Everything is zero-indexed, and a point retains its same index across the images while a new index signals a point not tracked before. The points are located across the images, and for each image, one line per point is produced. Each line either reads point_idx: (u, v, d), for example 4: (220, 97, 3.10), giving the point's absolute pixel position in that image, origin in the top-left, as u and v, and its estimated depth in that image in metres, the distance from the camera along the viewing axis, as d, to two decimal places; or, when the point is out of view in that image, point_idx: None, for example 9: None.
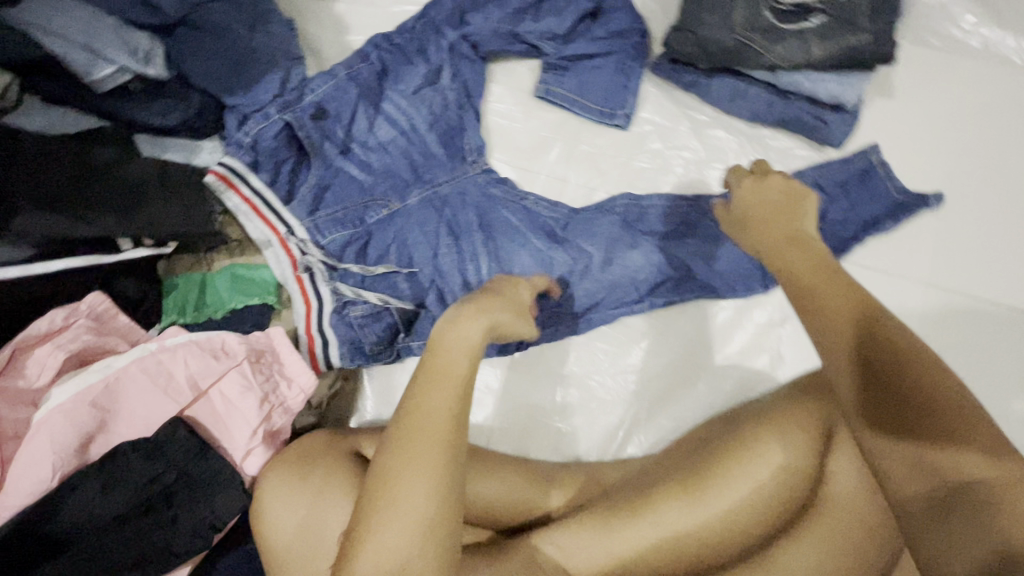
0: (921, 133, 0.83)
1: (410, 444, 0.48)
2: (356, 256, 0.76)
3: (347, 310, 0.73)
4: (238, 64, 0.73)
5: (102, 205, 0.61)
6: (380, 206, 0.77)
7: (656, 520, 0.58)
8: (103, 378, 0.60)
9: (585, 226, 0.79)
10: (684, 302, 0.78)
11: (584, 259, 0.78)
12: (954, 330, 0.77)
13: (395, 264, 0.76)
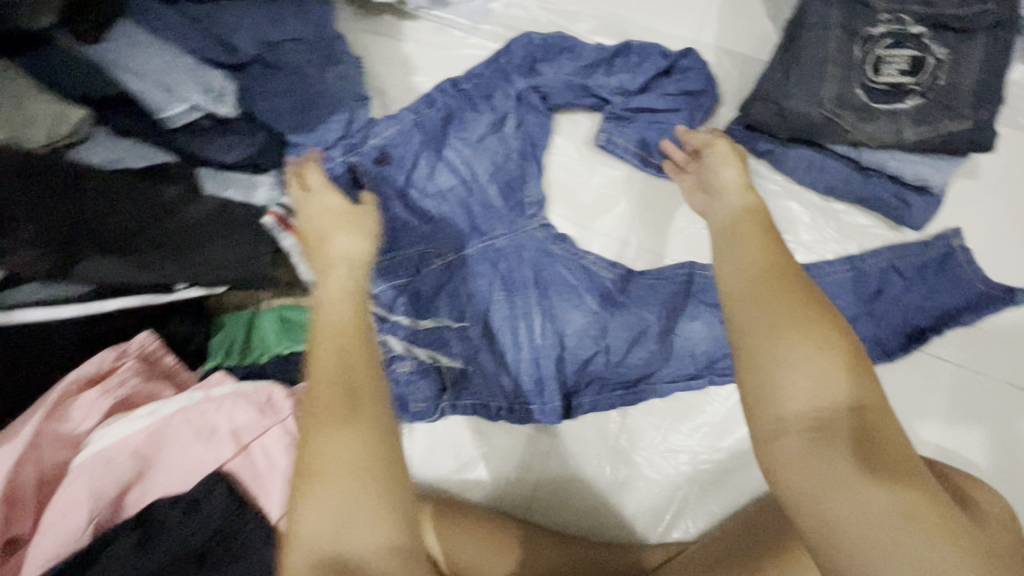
0: (1009, 221, 0.78)
1: (315, 438, 0.40)
2: (406, 307, 0.73)
3: (395, 365, 0.72)
4: (306, 103, 0.72)
5: (164, 249, 0.60)
6: (435, 256, 0.75)
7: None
8: (147, 426, 0.57)
9: (649, 292, 0.75)
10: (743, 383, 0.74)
11: (643, 330, 0.73)
12: None
13: (446, 317, 0.74)
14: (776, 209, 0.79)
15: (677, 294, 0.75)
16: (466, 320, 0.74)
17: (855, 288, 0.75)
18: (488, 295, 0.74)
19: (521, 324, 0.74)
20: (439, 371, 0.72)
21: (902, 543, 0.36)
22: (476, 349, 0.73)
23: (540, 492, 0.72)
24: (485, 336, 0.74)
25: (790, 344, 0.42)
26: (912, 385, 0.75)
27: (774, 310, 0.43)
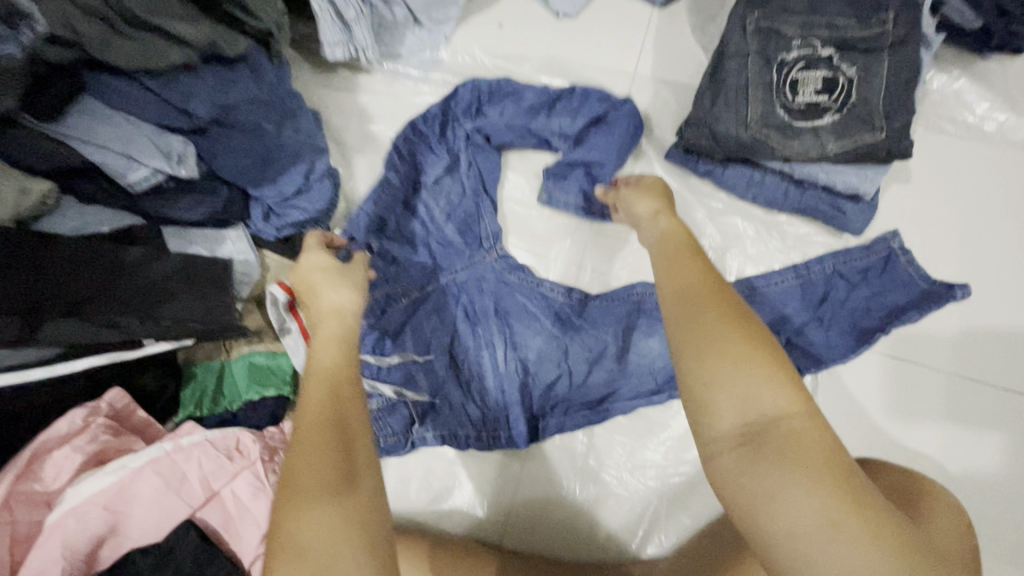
0: (939, 220, 0.83)
1: (298, 460, 0.42)
2: (373, 347, 0.76)
3: None
4: (265, 159, 0.75)
5: (130, 307, 0.63)
6: (401, 296, 0.78)
7: None
8: (117, 481, 0.59)
9: (600, 312, 0.78)
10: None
11: (599, 349, 0.76)
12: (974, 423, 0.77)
13: (412, 352, 0.76)
14: (722, 225, 0.82)
15: (628, 313, 0.77)
16: (431, 354, 0.76)
17: (800, 294, 0.78)
18: (450, 329, 0.77)
19: (485, 353, 0.76)
20: (407, 406, 0.75)
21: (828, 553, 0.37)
22: (442, 382, 0.76)
23: (514, 517, 0.73)
24: (450, 368, 0.76)
25: (722, 361, 0.43)
26: (862, 384, 0.78)
27: (706, 327, 0.45)
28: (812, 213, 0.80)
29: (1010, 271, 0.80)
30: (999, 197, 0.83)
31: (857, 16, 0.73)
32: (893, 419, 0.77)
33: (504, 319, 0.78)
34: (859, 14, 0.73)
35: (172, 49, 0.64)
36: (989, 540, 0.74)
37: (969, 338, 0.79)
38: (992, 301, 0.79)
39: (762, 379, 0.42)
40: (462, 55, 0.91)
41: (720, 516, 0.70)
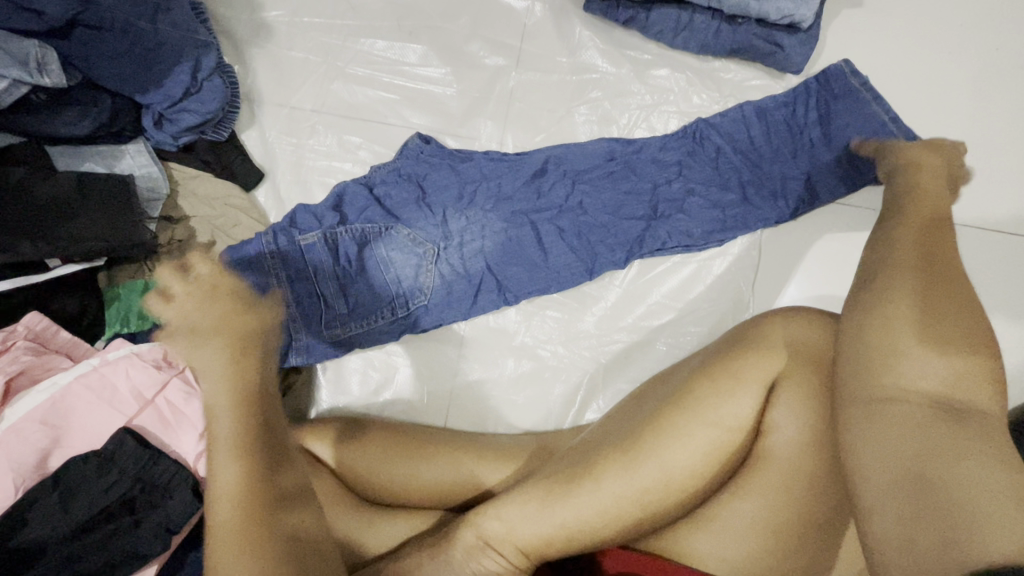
0: (886, 50, 0.76)
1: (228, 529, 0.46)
2: (304, 299, 0.69)
3: (321, 331, 0.70)
4: (145, 61, 0.70)
5: (21, 230, 0.61)
6: (323, 241, 0.70)
7: (597, 486, 0.57)
8: (50, 397, 0.61)
9: (607, 180, 0.73)
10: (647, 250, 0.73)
11: (576, 209, 0.73)
12: None
13: (350, 285, 0.70)
14: (650, 79, 0.75)
15: (609, 172, 0.73)
16: (375, 279, 0.71)
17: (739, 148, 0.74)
18: (410, 251, 0.72)
19: (435, 267, 0.72)
20: (369, 326, 0.71)
21: (963, 473, 0.37)
22: (396, 296, 0.71)
23: (457, 400, 0.75)
24: (418, 285, 0.72)
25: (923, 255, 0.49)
26: (814, 236, 0.74)
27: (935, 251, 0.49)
28: (748, 52, 0.72)
29: (968, 91, 0.74)
30: (951, 15, 0.76)
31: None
32: (845, 273, 0.73)
33: (466, 223, 0.73)
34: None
35: None
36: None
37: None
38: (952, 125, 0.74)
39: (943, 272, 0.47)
40: None
41: (694, 429, 0.57)
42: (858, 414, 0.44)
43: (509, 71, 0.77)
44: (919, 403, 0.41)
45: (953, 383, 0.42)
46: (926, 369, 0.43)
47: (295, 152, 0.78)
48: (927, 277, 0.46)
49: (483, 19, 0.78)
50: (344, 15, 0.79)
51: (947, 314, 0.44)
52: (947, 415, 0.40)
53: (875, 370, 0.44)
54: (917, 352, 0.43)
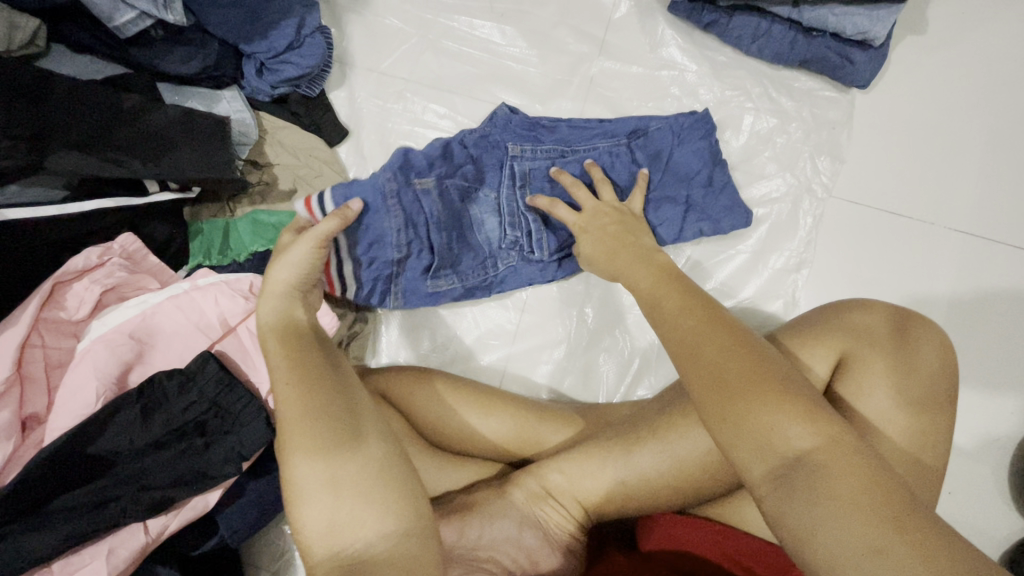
0: (951, 74, 0.80)
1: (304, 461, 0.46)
2: (416, 253, 0.71)
3: (431, 281, 0.72)
4: (254, 13, 0.73)
5: (131, 150, 0.64)
6: (431, 193, 0.70)
7: (658, 447, 0.60)
8: (140, 313, 0.63)
9: (704, 143, 0.75)
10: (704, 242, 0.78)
11: (664, 163, 0.75)
12: (982, 276, 0.76)
13: (455, 241, 0.72)
14: (725, 80, 0.80)
15: (703, 135, 0.75)
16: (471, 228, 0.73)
17: (802, 151, 0.79)
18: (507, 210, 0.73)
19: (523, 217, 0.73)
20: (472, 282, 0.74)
21: (815, 510, 0.38)
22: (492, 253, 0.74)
23: (514, 363, 0.78)
24: (515, 246, 0.74)
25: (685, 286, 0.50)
26: (867, 240, 0.78)
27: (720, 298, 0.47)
28: (819, 64, 0.77)
29: None
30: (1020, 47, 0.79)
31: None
32: (893, 278, 0.77)
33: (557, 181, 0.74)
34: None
35: None
36: (971, 396, 0.75)
37: (989, 201, 0.78)
38: (1005, 152, 0.78)
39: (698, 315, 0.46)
40: None
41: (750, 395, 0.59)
42: (732, 445, 0.42)
43: (593, 58, 0.81)
44: (759, 470, 0.41)
45: (759, 443, 0.41)
46: (757, 429, 0.41)
47: (381, 115, 0.83)
48: (694, 312, 0.47)
49: (572, 7, 0.82)
50: None
51: (714, 354, 0.44)
52: (789, 475, 0.40)
53: (718, 439, 0.42)
54: (767, 412, 0.41)
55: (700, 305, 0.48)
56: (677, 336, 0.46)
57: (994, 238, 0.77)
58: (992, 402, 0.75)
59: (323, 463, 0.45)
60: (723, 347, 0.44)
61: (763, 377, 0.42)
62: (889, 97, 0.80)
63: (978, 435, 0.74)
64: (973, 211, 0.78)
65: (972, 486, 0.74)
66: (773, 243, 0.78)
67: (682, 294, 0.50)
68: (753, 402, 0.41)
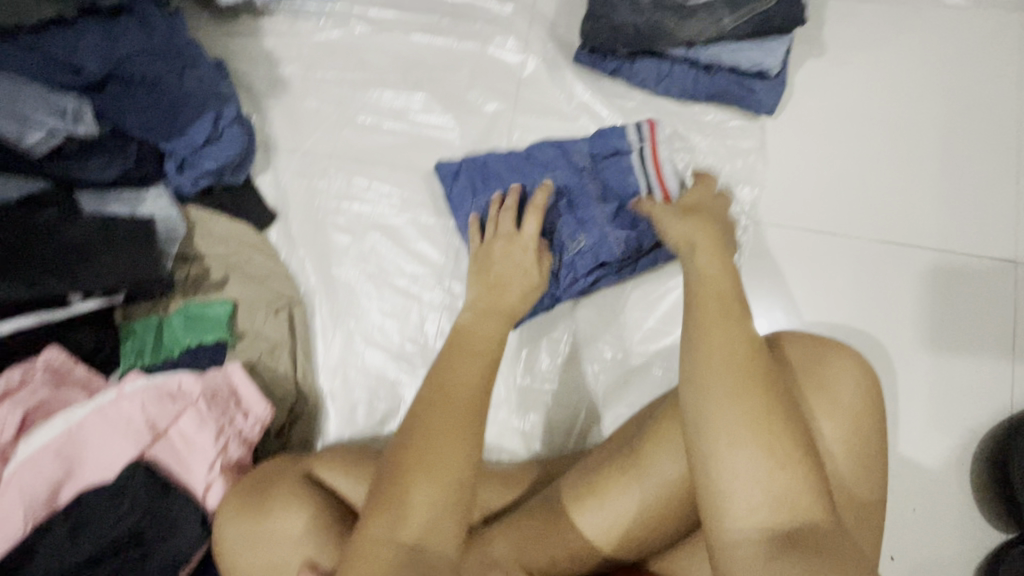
0: (856, 89, 0.82)
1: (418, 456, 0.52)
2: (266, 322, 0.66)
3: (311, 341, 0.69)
4: (171, 109, 0.75)
5: (47, 268, 0.65)
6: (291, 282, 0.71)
7: (604, 507, 0.58)
8: (65, 429, 0.63)
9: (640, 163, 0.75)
10: (644, 270, 0.78)
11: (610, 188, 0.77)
12: (915, 283, 0.77)
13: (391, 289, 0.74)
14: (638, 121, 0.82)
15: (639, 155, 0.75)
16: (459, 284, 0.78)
17: (720, 182, 0.80)
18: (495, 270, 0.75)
19: None
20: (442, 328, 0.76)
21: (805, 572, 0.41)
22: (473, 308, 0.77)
23: None
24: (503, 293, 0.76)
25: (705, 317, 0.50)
26: (796, 262, 0.79)
27: (728, 328, 0.49)
28: (724, 97, 0.79)
29: (937, 127, 0.80)
30: (916, 57, 0.82)
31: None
32: (826, 296, 0.77)
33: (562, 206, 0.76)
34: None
35: (42, 4, 0.66)
36: (919, 405, 0.74)
37: (913, 207, 0.79)
38: (923, 154, 0.80)
39: (725, 341, 0.48)
40: None
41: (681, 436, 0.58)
42: (730, 491, 0.44)
43: (509, 115, 0.83)
44: (752, 529, 0.43)
45: (762, 499, 0.43)
46: (757, 483, 0.44)
47: (308, 193, 0.84)
48: (717, 346, 0.48)
49: (482, 69, 0.85)
50: (355, 69, 0.87)
51: (754, 397, 0.45)
52: (778, 538, 0.43)
53: (708, 483, 0.45)
54: (760, 469, 0.44)
55: (735, 329, 0.49)
56: (703, 371, 0.47)
57: (921, 244, 0.78)
58: (940, 411, 0.74)
59: (431, 490, 0.51)
60: (745, 388, 0.46)
61: (777, 439, 0.44)
62: (798, 120, 0.81)
63: (924, 448, 0.74)
64: (895, 221, 0.78)
65: (926, 502, 0.73)
66: None
67: (724, 321, 0.49)
68: (757, 464, 0.44)
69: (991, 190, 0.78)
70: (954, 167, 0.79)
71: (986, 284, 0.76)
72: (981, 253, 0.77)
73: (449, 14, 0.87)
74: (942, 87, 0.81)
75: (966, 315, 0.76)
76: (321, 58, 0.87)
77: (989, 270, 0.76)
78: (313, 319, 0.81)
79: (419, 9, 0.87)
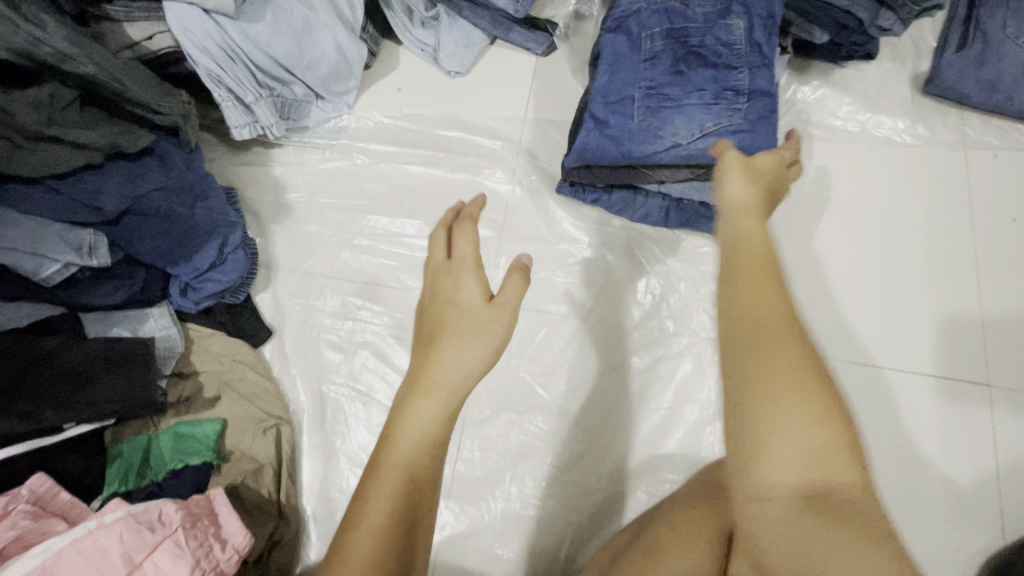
0: (818, 219, 0.88)
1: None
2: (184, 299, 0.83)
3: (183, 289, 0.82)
4: (182, 238, 0.80)
5: (45, 395, 0.67)
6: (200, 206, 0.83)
7: None
8: (37, 564, 0.58)
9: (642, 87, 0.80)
10: (626, 389, 0.81)
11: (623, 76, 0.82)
12: (887, 405, 0.80)
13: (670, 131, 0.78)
14: (616, 245, 0.88)
15: (628, 68, 0.82)
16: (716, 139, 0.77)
17: (697, 305, 0.84)
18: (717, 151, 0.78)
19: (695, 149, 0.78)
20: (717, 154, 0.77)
21: None
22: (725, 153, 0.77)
23: (442, 556, 0.75)
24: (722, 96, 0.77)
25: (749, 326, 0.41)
26: None
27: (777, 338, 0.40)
28: (696, 226, 0.85)
29: (898, 252, 0.86)
30: (871, 189, 0.89)
31: (710, 91, 0.78)
32: None
33: (664, 84, 0.80)
34: (696, 79, 0.79)
35: (74, 154, 0.72)
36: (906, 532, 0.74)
37: (883, 328, 0.82)
38: (888, 281, 0.85)
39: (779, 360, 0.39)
40: (366, 120, 0.99)
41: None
42: (758, 523, 0.39)
43: (495, 241, 0.89)
44: (783, 493, 0.37)
45: (805, 460, 0.37)
46: (787, 529, 0.38)
47: (303, 312, 0.88)
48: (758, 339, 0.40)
49: (472, 197, 0.92)
50: (355, 196, 0.94)
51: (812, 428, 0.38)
52: (812, 505, 0.37)
53: (742, 457, 0.39)
54: (783, 500, 0.38)
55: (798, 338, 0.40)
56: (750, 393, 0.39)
57: (893, 363, 0.81)
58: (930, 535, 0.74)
59: None
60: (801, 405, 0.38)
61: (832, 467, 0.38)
62: None
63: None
64: (871, 328, 0.83)
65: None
66: (684, 395, 0.80)
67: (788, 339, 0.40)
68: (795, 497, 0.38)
69: (960, 272, 0.84)
70: (920, 290, 0.84)
71: (958, 401, 0.79)
72: (955, 376, 0.80)
73: (443, 148, 0.96)
74: (899, 202, 0.88)
75: (945, 436, 0.78)
76: (325, 186, 0.95)
77: (961, 324, 0.82)
78: (300, 437, 0.82)
79: (416, 143, 0.96)
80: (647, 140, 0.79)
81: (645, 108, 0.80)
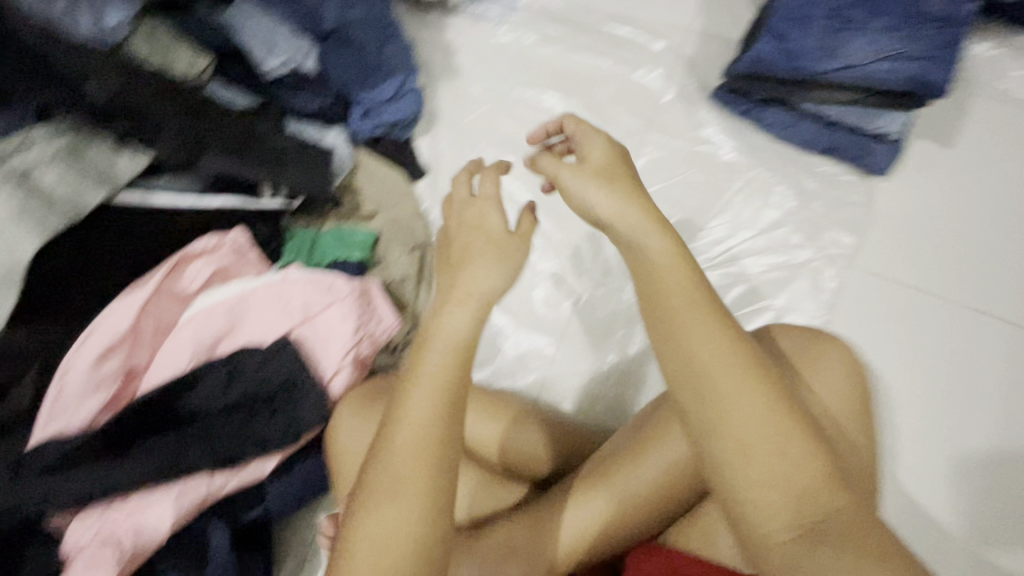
0: (961, 172, 0.90)
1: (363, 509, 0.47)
2: (358, 122, 0.92)
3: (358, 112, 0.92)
4: (370, 67, 0.89)
5: (259, 161, 0.77)
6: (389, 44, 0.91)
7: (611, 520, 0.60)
8: (240, 291, 0.75)
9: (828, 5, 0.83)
10: (741, 285, 0.86)
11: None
12: (992, 355, 0.82)
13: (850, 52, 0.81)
14: (757, 156, 0.92)
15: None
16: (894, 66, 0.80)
17: (825, 226, 0.88)
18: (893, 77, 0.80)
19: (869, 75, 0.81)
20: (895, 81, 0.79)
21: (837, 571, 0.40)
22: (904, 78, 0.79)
23: (545, 388, 0.85)
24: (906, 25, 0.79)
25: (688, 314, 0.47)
26: (883, 311, 0.85)
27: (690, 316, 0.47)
28: (842, 151, 0.87)
29: None
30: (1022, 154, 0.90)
31: (898, 18, 0.80)
32: (906, 341, 0.83)
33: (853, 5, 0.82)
34: (880, 7, 0.81)
35: None
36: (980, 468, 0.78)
37: (1002, 285, 0.84)
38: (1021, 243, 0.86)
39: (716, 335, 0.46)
40: (538, 4, 1.05)
41: None
42: (737, 475, 0.43)
43: (642, 133, 0.95)
44: (781, 530, 0.42)
45: (781, 500, 0.42)
46: (762, 477, 0.43)
47: (456, 161, 0.97)
48: (702, 320, 0.47)
49: (628, 90, 0.98)
50: (518, 70, 1.01)
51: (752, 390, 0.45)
52: (805, 533, 0.42)
53: (724, 481, 0.44)
54: (754, 456, 0.43)
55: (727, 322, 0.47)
56: (699, 368, 0.46)
57: (1003, 318, 0.83)
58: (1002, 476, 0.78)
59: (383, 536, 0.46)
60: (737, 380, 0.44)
61: (786, 426, 0.44)
62: (904, 186, 0.90)
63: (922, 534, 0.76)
64: (991, 282, 0.85)
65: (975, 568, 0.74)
66: (794, 302, 0.85)
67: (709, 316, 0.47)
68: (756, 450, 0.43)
69: None
70: None
71: None
72: None
73: (608, 41, 1.01)
74: None
75: None
76: (491, 56, 1.03)
77: None
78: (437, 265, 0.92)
79: (583, 32, 1.02)
80: (821, 58, 0.82)
81: (829, 25, 0.83)
